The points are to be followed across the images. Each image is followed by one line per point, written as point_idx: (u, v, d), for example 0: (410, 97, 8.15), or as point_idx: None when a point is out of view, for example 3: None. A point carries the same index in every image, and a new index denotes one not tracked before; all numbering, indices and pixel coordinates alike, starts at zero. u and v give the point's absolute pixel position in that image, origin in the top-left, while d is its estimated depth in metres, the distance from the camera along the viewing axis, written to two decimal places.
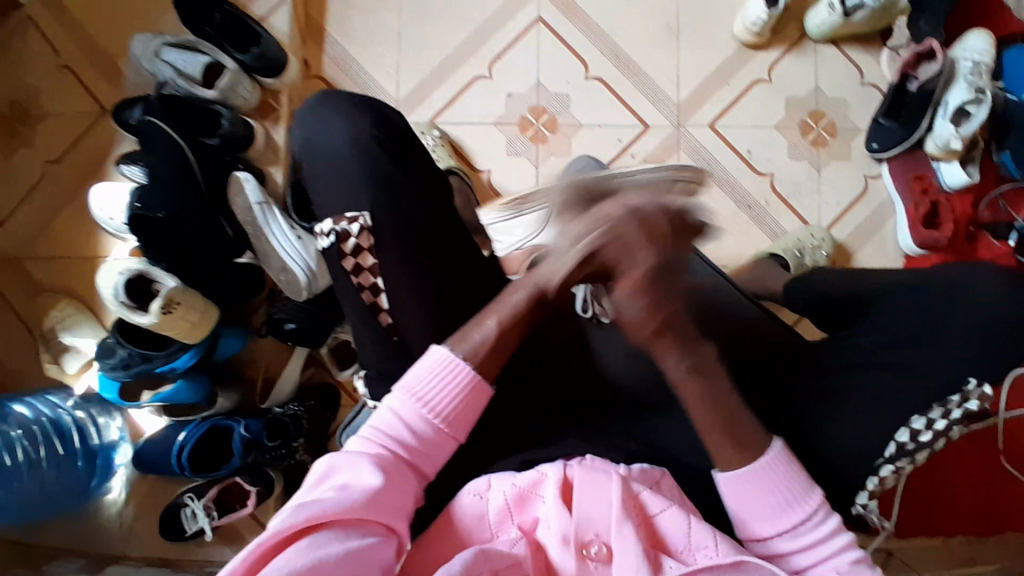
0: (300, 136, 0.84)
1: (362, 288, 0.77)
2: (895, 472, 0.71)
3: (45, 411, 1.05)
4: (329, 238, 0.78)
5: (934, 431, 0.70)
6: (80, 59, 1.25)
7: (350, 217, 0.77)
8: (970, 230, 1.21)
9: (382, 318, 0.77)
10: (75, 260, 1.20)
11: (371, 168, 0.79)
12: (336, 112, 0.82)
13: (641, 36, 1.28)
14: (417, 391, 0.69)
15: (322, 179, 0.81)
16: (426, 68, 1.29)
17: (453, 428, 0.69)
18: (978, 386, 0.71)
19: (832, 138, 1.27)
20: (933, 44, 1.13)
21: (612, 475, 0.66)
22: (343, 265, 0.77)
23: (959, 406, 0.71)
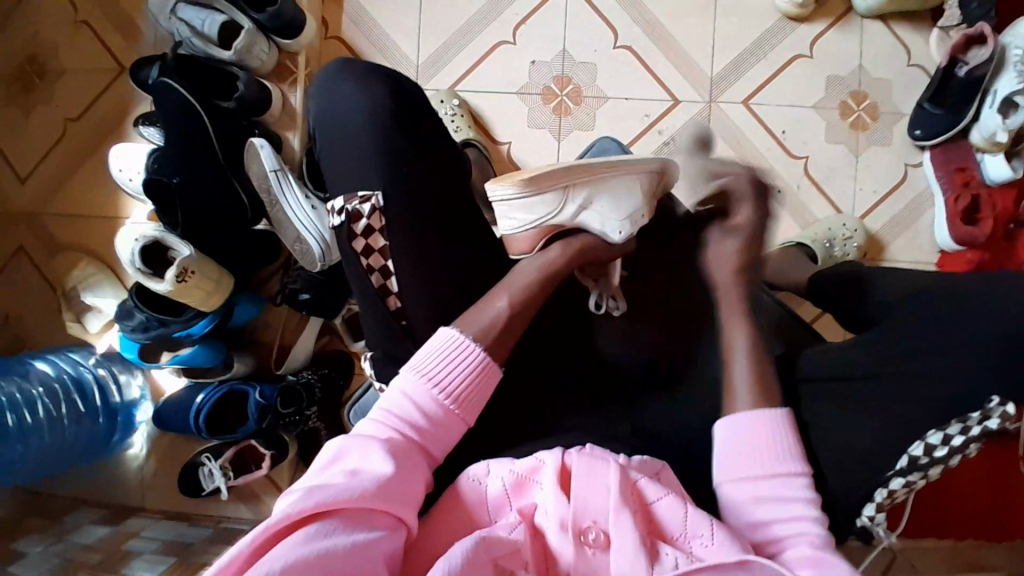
0: (317, 107, 0.78)
1: (371, 270, 0.73)
2: (907, 487, 0.64)
3: (67, 369, 1.10)
4: (339, 216, 0.74)
5: (950, 447, 0.61)
6: (99, 14, 1.23)
7: (361, 196, 0.73)
8: (1010, 228, 1.14)
9: (391, 303, 0.73)
10: (97, 220, 1.21)
11: (385, 141, 0.75)
12: (349, 81, 0.77)
13: (676, 5, 1.21)
14: (429, 372, 0.66)
15: (333, 154, 0.77)
16: (447, 32, 1.23)
17: (465, 412, 0.66)
18: (1001, 404, 0.60)
19: (873, 122, 1.20)
20: (985, 28, 1.04)
21: (610, 462, 0.63)
22: (353, 245, 0.73)
23: (978, 423, 0.61)
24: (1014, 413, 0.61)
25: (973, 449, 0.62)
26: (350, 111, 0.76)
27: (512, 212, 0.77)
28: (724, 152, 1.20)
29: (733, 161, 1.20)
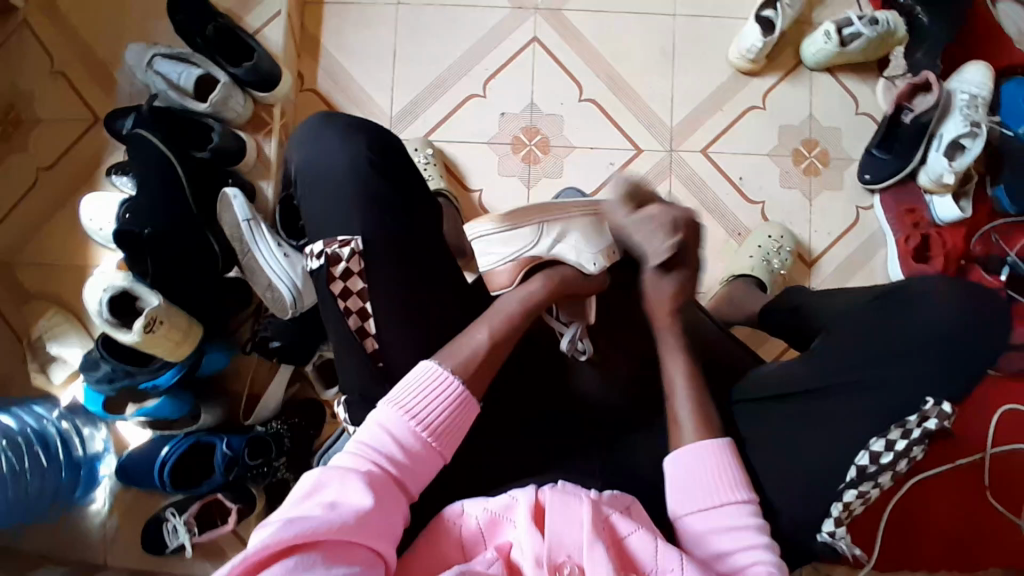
0: (299, 156, 0.75)
1: (348, 313, 0.70)
2: (862, 496, 0.69)
3: (30, 422, 1.04)
4: (318, 260, 0.70)
5: (894, 452, 0.67)
6: (77, 67, 1.25)
7: (341, 240, 0.70)
8: (963, 263, 1.20)
9: (369, 344, 0.70)
10: (67, 270, 1.21)
11: (365, 182, 0.72)
12: (336, 133, 0.74)
13: (638, 60, 1.28)
14: (408, 405, 0.65)
15: (315, 202, 0.73)
16: (423, 83, 1.27)
17: (443, 445, 0.65)
18: (936, 404, 0.68)
19: (824, 168, 1.26)
20: (930, 77, 1.13)
21: (583, 498, 0.62)
22: (331, 288, 0.70)
23: (918, 425, 0.68)
24: (950, 412, 0.68)
25: (916, 450, 0.68)
26: (333, 162, 0.73)
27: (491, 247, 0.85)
28: (685, 196, 1.25)
29: (695, 205, 1.25)
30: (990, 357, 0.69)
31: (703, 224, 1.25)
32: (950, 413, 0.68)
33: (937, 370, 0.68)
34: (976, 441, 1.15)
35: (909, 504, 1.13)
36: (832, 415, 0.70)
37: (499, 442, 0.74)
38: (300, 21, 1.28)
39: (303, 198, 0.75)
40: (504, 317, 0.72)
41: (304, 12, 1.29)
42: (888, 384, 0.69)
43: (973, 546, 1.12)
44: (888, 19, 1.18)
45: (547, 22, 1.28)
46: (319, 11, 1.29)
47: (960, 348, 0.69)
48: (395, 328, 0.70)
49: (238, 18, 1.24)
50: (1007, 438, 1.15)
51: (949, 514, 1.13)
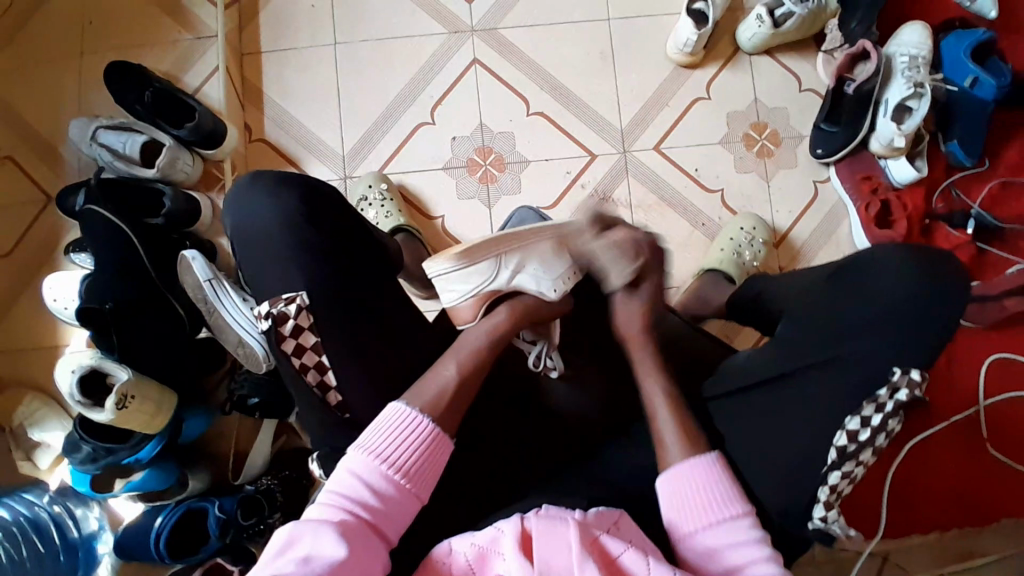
0: (233, 219, 0.74)
1: (305, 369, 0.69)
2: (847, 477, 0.68)
3: (23, 510, 1.03)
4: (265, 321, 0.69)
5: (871, 428, 0.67)
6: (22, 149, 1.24)
7: (286, 297, 0.69)
8: (927, 223, 1.21)
9: (331, 398, 0.69)
10: (35, 353, 1.19)
11: (303, 238, 0.71)
12: (266, 195, 0.72)
13: (578, 69, 1.29)
14: (378, 449, 0.65)
15: (257, 262, 0.72)
16: (371, 119, 1.28)
17: (417, 485, 0.65)
18: (905, 374, 0.67)
19: (776, 148, 1.27)
20: (867, 46, 1.17)
21: (568, 520, 0.61)
22: (282, 347, 0.68)
23: (891, 398, 0.67)
24: (919, 379, 0.67)
25: (893, 423, 0.67)
26: (270, 219, 0.71)
27: (453, 284, 0.81)
28: (645, 195, 1.26)
29: (655, 203, 1.26)
30: (959, 318, 0.69)
31: (666, 220, 1.25)
32: (920, 380, 0.67)
33: (904, 338, 0.69)
34: (967, 395, 1.15)
35: (908, 469, 1.13)
36: (808, 397, 0.70)
37: (485, 471, 0.74)
38: (239, 72, 1.28)
39: (243, 260, 0.74)
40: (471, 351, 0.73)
41: (243, 63, 1.29)
42: (863, 360, 0.69)
43: (977, 501, 1.12)
44: None
45: (485, 42, 1.29)
46: (257, 60, 1.29)
47: (926, 313, 0.68)
48: (361, 370, 0.69)
49: (178, 80, 1.24)
50: (996, 388, 1.15)
51: (951, 473, 1.13)
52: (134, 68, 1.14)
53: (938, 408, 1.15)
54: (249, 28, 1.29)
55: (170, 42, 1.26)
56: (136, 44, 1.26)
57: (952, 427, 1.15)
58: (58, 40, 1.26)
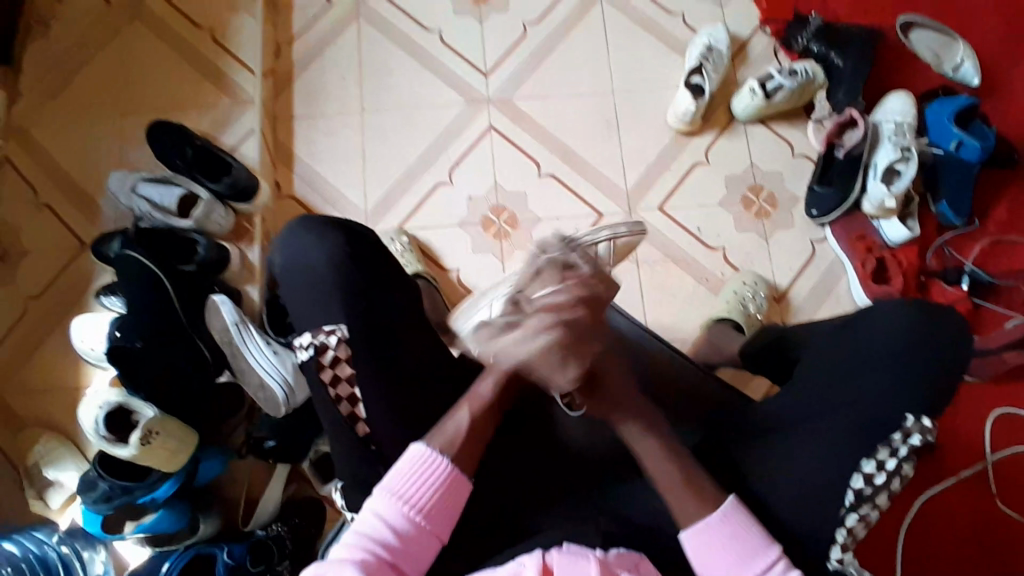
0: (280, 260, 0.79)
1: (340, 399, 0.72)
2: (864, 520, 0.72)
3: (32, 547, 1.03)
4: (304, 351, 0.73)
5: (885, 471, 0.71)
6: (61, 198, 1.31)
7: (327, 329, 0.73)
8: (922, 279, 1.27)
9: (360, 428, 0.72)
10: (56, 392, 1.21)
11: (348, 277, 0.76)
12: (312, 232, 0.78)
13: (585, 135, 1.39)
14: (399, 490, 0.68)
15: (298, 300, 0.77)
16: (393, 177, 1.36)
17: (434, 524, 0.68)
18: (918, 420, 0.72)
19: (773, 209, 1.35)
20: (854, 114, 1.27)
21: (591, 557, 0.63)
22: (320, 376, 0.72)
23: (904, 443, 0.72)
24: (930, 425, 0.73)
25: (907, 468, 0.72)
26: (314, 258, 0.77)
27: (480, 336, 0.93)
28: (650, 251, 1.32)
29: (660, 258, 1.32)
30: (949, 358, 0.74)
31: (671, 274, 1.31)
32: (932, 427, 0.72)
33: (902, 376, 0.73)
34: (975, 450, 1.16)
35: (921, 525, 1.13)
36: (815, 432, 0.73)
37: (502, 506, 0.76)
38: (272, 134, 1.38)
39: (288, 294, 0.79)
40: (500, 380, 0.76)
41: (276, 126, 1.39)
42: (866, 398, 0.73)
43: (993, 560, 1.11)
44: (805, 69, 1.33)
45: (500, 111, 1.40)
46: (289, 124, 1.39)
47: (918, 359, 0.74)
48: (383, 401, 0.73)
49: (215, 139, 1.34)
50: (1005, 441, 1.17)
51: (965, 530, 1.12)
52: (180, 129, 1.25)
53: (947, 461, 1.16)
54: (284, 95, 1.41)
55: (209, 105, 1.36)
56: (177, 106, 1.37)
57: (962, 482, 1.15)
58: (103, 98, 1.37)
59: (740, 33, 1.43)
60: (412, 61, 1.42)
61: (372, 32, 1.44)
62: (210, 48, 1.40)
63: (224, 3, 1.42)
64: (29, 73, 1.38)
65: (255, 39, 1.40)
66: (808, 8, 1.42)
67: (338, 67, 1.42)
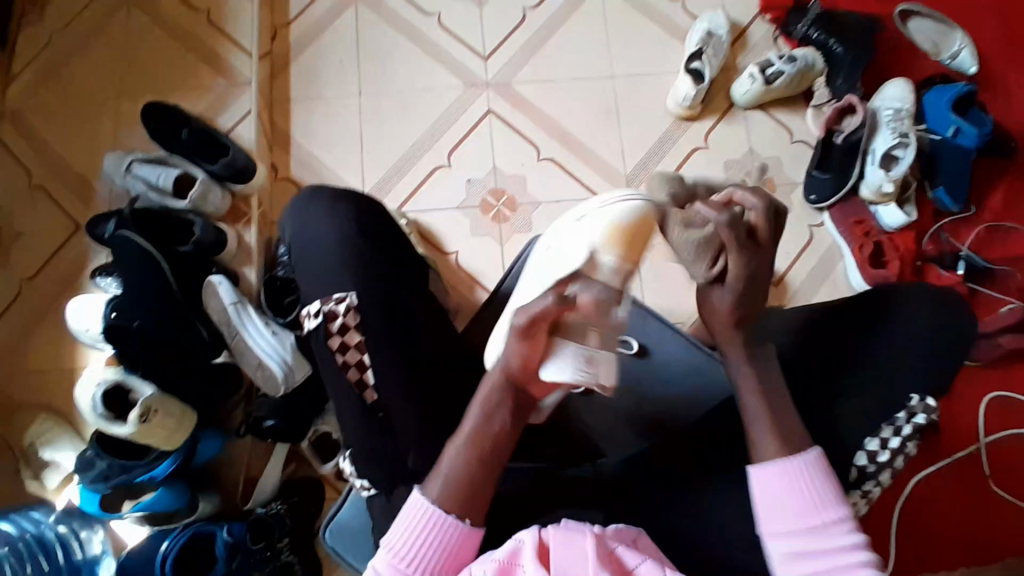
0: (292, 228, 0.88)
1: (348, 366, 0.77)
2: (866, 496, 0.77)
3: (29, 527, 1.03)
4: (315, 318, 0.78)
5: (889, 449, 0.76)
6: (56, 179, 1.30)
7: (337, 298, 0.79)
8: (919, 264, 1.28)
9: (368, 394, 0.77)
10: (51, 375, 1.20)
11: (355, 247, 0.83)
12: (323, 205, 0.87)
13: (585, 119, 1.39)
14: (399, 549, 0.66)
15: (311, 269, 0.83)
16: (392, 161, 1.36)
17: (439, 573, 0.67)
18: (921, 400, 0.78)
19: (772, 194, 1.35)
20: (853, 100, 1.27)
21: (586, 532, 0.63)
22: (329, 343, 0.77)
23: (909, 421, 0.77)
24: (933, 405, 0.79)
25: (911, 446, 0.76)
26: (326, 230, 0.84)
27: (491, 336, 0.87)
28: None
29: None
30: None
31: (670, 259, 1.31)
32: (934, 407, 0.78)
33: None
34: (969, 433, 1.17)
35: (916, 506, 1.14)
36: None
37: None
38: (270, 117, 1.37)
39: (299, 262, 0.85)
40: (499, 386, 0.70)
41: (274, 109, 1.39)
42: None
43: (986, 540, 1.12)
44: (804, 56, 1.33)
45: (499, 96, 1.40)
46: (287, 107, 1.39)
47: None
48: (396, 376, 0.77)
49: (212, 122, 1.33)
50: (998, 425, 1.18)
51: (959, 511, 1.14)
52: (176, 111, 1.24)
53: (942, 445, 1.17)
54: (281, 78, 1.40)
55: (207, 86, 1.35)
56: (174, 88, 1.35)
57: (957, 464, 1.16)
58: (99, 78, 1.35)
59: (740, 20, 1.43)
60: (410, 44, 1.42)
61: (371, 16, 1.43)
62: (207, 30, 1.39)
63: None
64: (24, 54, 1.37)
65: (253, 21, 1.39)
66: None
67: (337, 50, 1.41)
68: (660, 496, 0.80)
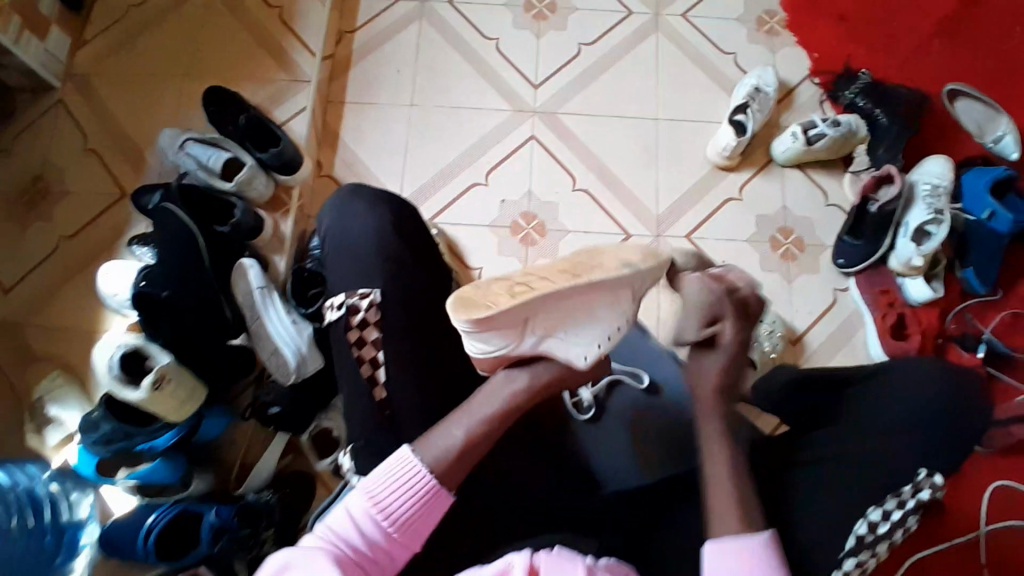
0: (329, 220, 0.91)
1: (362, 361, 0.79)
2: (861, 567, 0.74)
3: (23, 480, 1.02)
4: (338, 310, 0.81)
5: (890, 522, 0.73)
6: (109, 147, 1.36)
7: (361, 293, 0.81)
8: (940, 342, 1.27)
9: (377, 392, 0.78)
10: (75, 332, 1.23)
11: (389, 245, 0.86)
12: (363, 203, 0.90)
13: (624, 157, 1.41)
14: (373, 494, 0.69)
15: (341, 259, 0.86)
16: (431, 173, 1.39)
17: (408, 536, 0.69)
18: (929, 476, 0.73)
19: (800, 253, 1.36)
20: (892, 171, 1.27)
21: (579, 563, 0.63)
22: (348, 336, 0.80)
23: (913, 496, 0.73)
24: (940, 483, 0.74)
25: (911, 521, 0.73)
26: (365, 224, 0.88)
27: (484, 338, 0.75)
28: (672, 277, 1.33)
29: None
30: None
31: None
32: (943, 485, 0.73)
33: None
34: (972, 519, 1.15)
35: None
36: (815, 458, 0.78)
37: (506, 495, 0.81)
38: (322, 116, 1.42)
39: (332, 251, 0.88)
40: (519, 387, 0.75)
41: (327, 109, 1.43)
42: None
43: None
44: (848, 122, 1.34)
45: (544, 123, 1.43)
46: (339, 107, 1.43)
47: None
48: (410, 379, 0.79)
49: (268, 113, 1.38)
50: (1003, 515, 1.15)
51: None
52: (235, 96, 1.28)
53: (941, 526, 1.15)
54: (338, 80, 1.45)
55: (267, 78, 1.41)
56: (234, 76, 1.41)
57: (956, 549, 1.13)
58: (165, 57, 1.42)
59: (789, 79, 1.45)
60: (466, 65, 1.46)
61: (432, 33, 1.48)
62: (276, 26, 1.44)
63: None
64: (101, 25, 1.44)
65: (320, 23, 1.45)
66: (859, 64, 1.44)
67: (394, 61, 1.46)
68: (651, 535, 0.80)
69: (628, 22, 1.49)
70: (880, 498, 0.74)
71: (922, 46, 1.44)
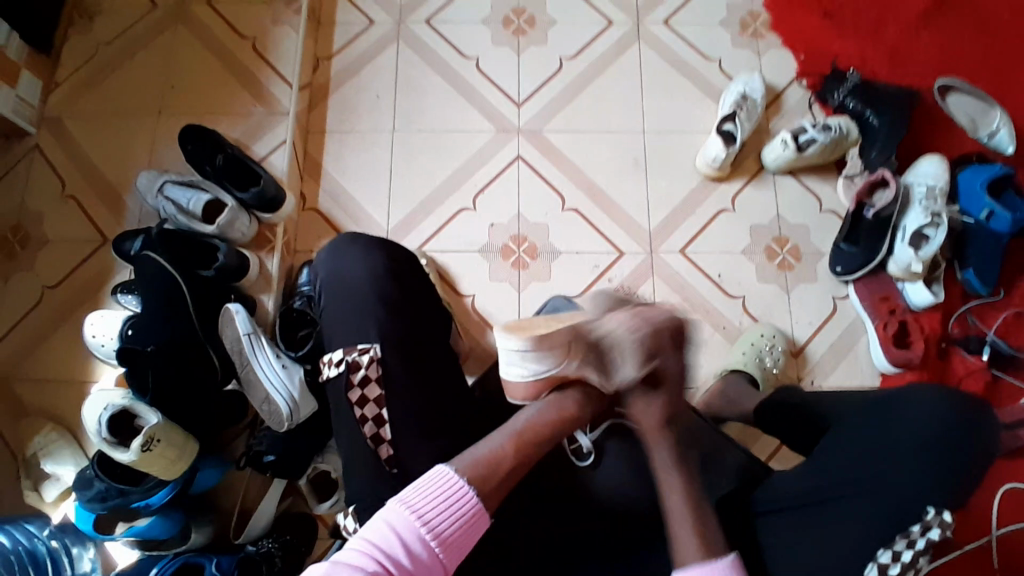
0: (326, 271, 0.89)
1: (365, 419, 0.77)
2: None
3: (23, 540, 1.01)
4: (338, 367, 0.80)
5: (901, 563, 0.68)
6: (88, 191, 1.33)
7: (360, 348, 0.80)
8: (943, 346, 1.25)
9: (383, 450, 0.76)
10: (65, 385, 1.21)
11: (378, 296, 0.84)
12: (360, 251, 0.89)
13: (612, 172, 1.38)
14: (417, 506, 0.66)
15: (334, 313, 0.85)
16: (416, 199, 1.37)
17: (448, 557, 0.66)
18: (937, 514, 0.69)
19: (797, 262, 1.33)
20: (885, 174, 1.24)
21: None
22: (349, 394, 0.78)
23: (921, 535, 0.69)
24: (950, 520, 0.69)
25: (922, 561, 0.69)
26: (357, 276, 0.86)
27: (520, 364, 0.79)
28: (668, 294, 1.31)
29: (678, 302, 1.30)
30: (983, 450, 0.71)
31: (688, 318, 1.30)
32: (952, 522, 0.69)
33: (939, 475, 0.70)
34: (982, 524, 1.13)
35: None
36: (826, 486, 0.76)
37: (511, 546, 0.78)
38: (302, 147, 1.39)
39: (328, 302, 0.87)
40: (565, 403, 0.79)
41: (308, 139, 1.41)
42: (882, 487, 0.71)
43: None
44: (839, 126, 1.32)
45: (529, 141, 1.40)
46: (320, 137, 1.41)
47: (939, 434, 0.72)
48: (407, 434, 0.77)
49: (247, 148, 1.35)
50: (1014, 519, 1.13)
51: None
52: (213, 135, 1.25)
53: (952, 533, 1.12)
54: (317, 109, 1.42)
55: (245, 112, 1.38)
56: (211, 111, 1.38)
57: (965, 555, 1.11)
58: (140, 94, 1.39)
59: (777, 83, 1.43)
60: (447, 86, 1.43)
61: (411, 55, 1.45)
62: (251, 57, 1.41)
63: (267, 16, 1.44)
64: (73, 66, 1.41)
65: (295, 52, 1.41)
66: (846, 64, 1.41)
67: (373, 86, 1.43)
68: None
69: (609, 33, 1.46)
70: (888, 538, 0.69)
71: (910, 43, 1.41)
